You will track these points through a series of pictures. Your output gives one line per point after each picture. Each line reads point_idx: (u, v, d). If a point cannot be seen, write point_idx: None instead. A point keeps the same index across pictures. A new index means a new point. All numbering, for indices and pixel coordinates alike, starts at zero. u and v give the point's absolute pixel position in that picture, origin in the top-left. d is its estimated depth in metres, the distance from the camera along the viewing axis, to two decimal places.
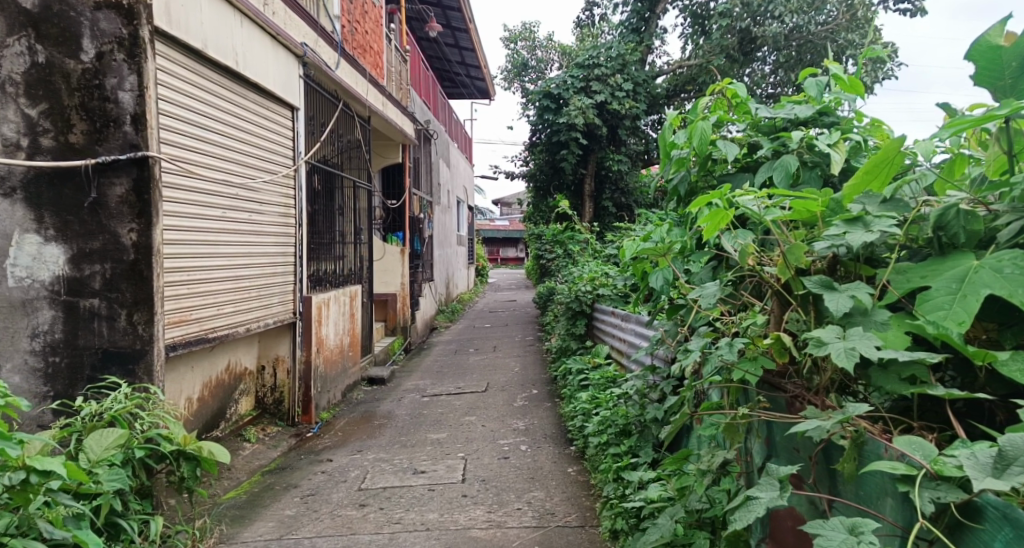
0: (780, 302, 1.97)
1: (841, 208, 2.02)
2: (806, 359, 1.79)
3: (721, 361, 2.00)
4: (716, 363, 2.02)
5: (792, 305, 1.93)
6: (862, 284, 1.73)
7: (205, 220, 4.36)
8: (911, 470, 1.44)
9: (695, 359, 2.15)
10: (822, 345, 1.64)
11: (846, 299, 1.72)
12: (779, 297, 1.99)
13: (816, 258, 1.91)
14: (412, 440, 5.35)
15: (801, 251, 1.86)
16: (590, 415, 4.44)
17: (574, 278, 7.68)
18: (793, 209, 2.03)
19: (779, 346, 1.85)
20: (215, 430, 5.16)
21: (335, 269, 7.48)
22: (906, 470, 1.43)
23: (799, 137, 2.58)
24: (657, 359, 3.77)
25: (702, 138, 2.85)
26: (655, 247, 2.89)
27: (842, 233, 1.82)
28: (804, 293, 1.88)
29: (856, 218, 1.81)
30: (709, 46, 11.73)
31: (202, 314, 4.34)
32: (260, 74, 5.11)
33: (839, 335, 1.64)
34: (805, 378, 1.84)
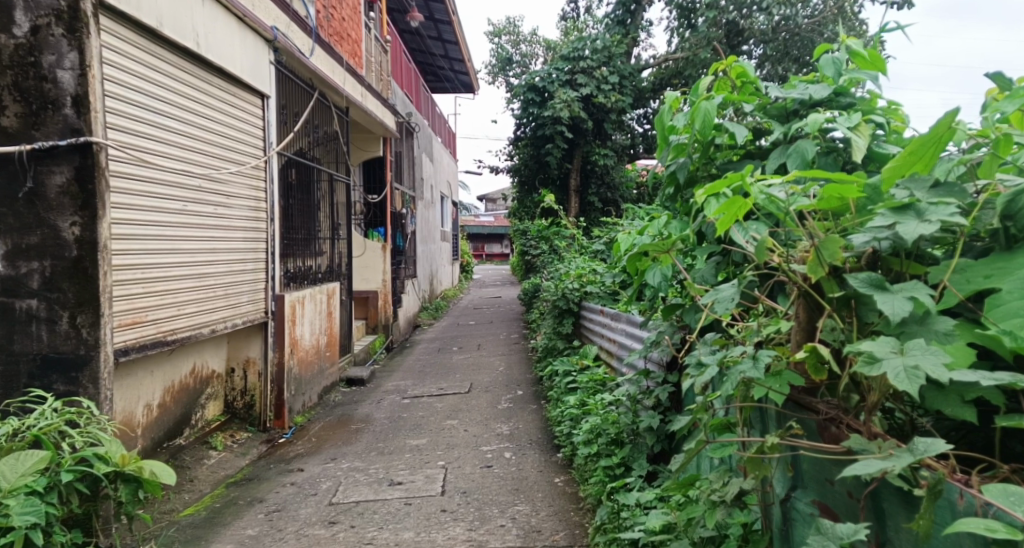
0: (809, 305, 1.71)
1: (879, 195, 1.75)
2: (845, 377, 1.54)
3: (741, 379, 1.73)
4: (734, 380, 1.75)
5: (827, 311, 1.66)
6: (921, 284, 1.48)
7: (162, 213, 4.05)
8: (1013, 531, 1.16)
9: (709, 375, 1.87)
10: (875, 363, 1.39)
11: (903, 302, 1.46)
12: (807, 300, 1.72)
13: (853, 254, 1.65)
14: (390, 447, 5.04)
15: (838, 246, 1.60)
16: (578, 422, 4.16)
17: (561, 275, 7.39)
18: (823, 196, 1.78)
19: (814, 360, 1.58)
20: (178, 437, 4.83)
21: (312, 265, 7.16)
22: (1008, 534, 1.15)
23: (817, 120, 2.40)
24: (651, 363, 3.50)
25: (706, 120, 2.61)
26: (656, 242, 2.63)
27: (889, 223, 1.56)
28: (841, 297, 1.62)
29: (906, 206, 1.55)
30: (696, 39, 11.47)
31: (158, 315, 4.02)
32: (224, 58, 4.78)
33: (895, 350, 1.39)
34: (841, 398, 1.58)
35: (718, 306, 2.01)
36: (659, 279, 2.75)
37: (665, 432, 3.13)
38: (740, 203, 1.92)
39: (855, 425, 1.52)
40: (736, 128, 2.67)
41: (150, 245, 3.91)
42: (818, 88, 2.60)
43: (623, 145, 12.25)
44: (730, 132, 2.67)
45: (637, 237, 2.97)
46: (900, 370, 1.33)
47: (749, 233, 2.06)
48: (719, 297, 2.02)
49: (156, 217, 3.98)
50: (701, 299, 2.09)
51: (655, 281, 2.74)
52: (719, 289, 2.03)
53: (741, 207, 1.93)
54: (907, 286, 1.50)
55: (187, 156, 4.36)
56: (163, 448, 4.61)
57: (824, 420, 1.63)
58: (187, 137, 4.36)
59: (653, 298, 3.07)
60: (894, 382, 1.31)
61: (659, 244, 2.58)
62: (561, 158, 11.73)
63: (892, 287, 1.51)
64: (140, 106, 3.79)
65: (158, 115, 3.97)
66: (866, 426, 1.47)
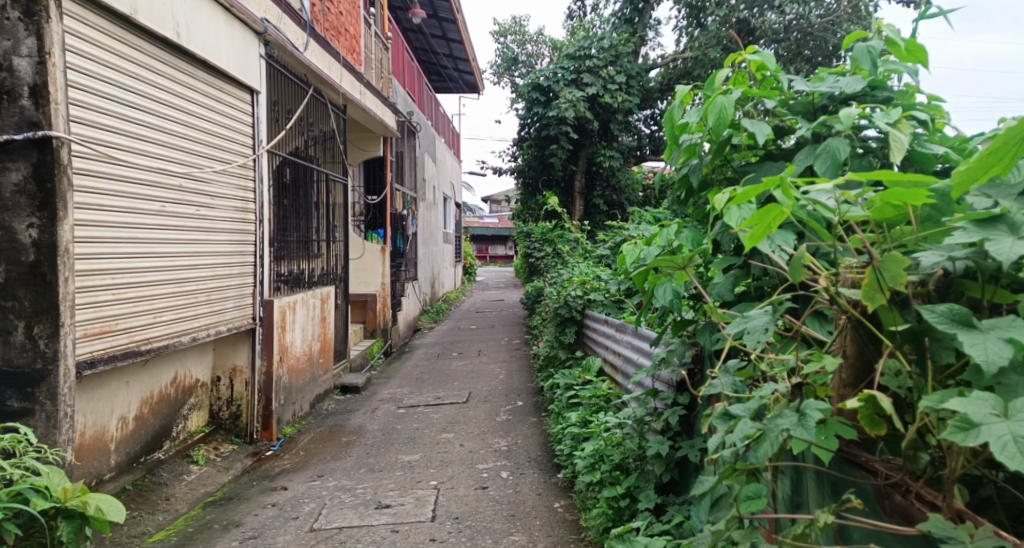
0: (864, 338, 1.57)
1: (949, 204, 1.52)
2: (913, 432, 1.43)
3: (786, 437, 1.55)
4: (777, 440, 1.56)
5: (887, 349, 1.51)
6: (1019, 322, 1.32)
7: (133, 214, 3.79)
8: None
9: (745, 430, 1.67)
10: (975, 431, 1.25)
11: (999, 344, 1.30)
12: (858, 332, 1.59)
13: (920, 276, 1.50)
14: (381, 463, 4.78)
15: (902, 268, 1.45)
16: (580, 442, 3.88)
17: (564, 280, 7.11)
18: (880, 204, 1.56)
19: (871, 410, 1.46)
20: (158, 451, 4.56)
21: (307, 269, 6.90)
22: None
23: (852, 115, 2.11)
24: (659, 382, 3.25)
25: (723, 117, 2.33)
26: (671, 257, 2.38)
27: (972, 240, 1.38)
28: (906, 330, 1.48)
29: (994, 218, 1.38)
30: (705, 38, 11.20)
31: (131, 323, 3.76)
32: (208, 50, 4.55)
33: (996, 413, 1.25)
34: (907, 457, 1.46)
35: (748, 338, 1.78)
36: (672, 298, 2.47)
37: (674, 459, 2.87)
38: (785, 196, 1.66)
39: (931, 498, 1.39)
40: (757, 124, 2.39)
41: (118, 249, 3.64)
42: (851, 79, 2.30)
43: (630, 146, 11.96)
44: (749, 131, 2.39)
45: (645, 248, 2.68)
46: (1006, 441, 1.21)
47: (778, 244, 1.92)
48: (749, 327, 1.79)
49: (128, 218, 3.73)
50: (722, 331, 1.90)
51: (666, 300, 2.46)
52: (748, 314, 1.82)
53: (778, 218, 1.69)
54: (1000, 324, 1.34)
55: (166, 153, 4.12)
56: (140, 463, 4.34)
57: (889, 484, 1.49)
58: (166, 134, 4.12)
59: (664, 313, 2.78)
60: (1002, 459, 1.21)
61: (670, 257, 2.32)
62: (566, 160, 11.46)
63: (980, 323, 1.36)
64: (106, 97, 3.55)
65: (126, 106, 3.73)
66: (948, 502, 1.35)
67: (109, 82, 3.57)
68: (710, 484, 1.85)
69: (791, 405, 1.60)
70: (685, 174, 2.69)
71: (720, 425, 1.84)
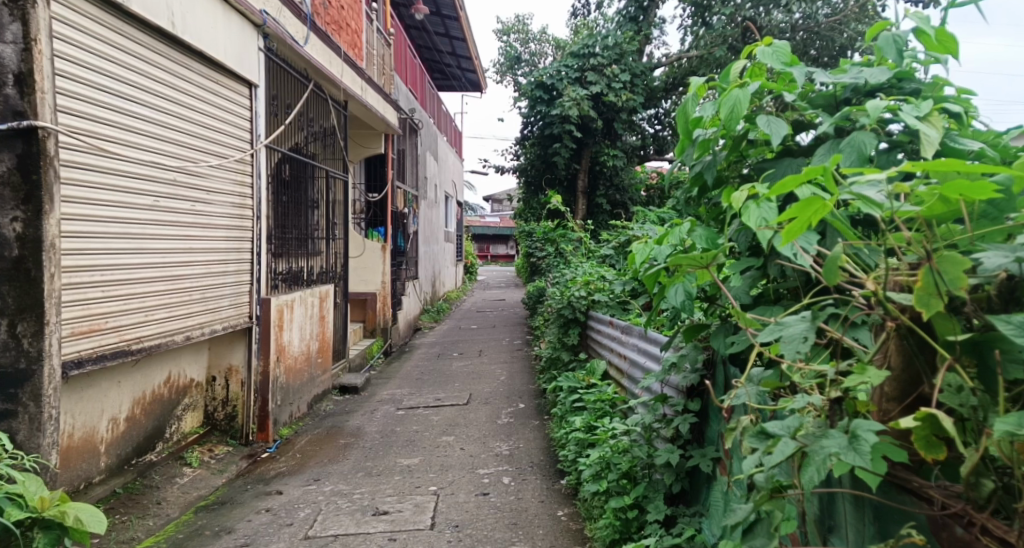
0: (915, 348, 1.50)
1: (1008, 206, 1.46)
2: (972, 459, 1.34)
3: (837, 460, 1.46)
4: (830, 463, 1.47)
5: (946, 362, 1.43)
6: None
7: (116, 206, 3.64)
8: None
9: (789, 452, 1.56)
10: None
11: None
12: (906, 342, 1.52)
13: (979, 280, 1.41)
14: (379, 467, 4.65)
15: (961, 268, 1.38)
16: (585, 449, 3.75)
17: (567, 280, 6.98)
18: (930, 199, 1.44)
19: (927, 433, 1.38)
20: (150, 453, 4.45)
21: (306, 267, 6.78)
22: None
23: (878, 109, 1.95)
24: (669, 387, 3.13)
25: (739, 114, 2.16)
26: (695, 255, 2.21)
27: None
28: (965, 340, 1.41)
29: None
30: (711, 37, 11.07)
31: (119, 321, 3.65)
32: (203, 41, 4.43)
33: None
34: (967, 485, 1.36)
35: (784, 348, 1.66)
36: (684, 299, 2.33)
37: (684, 468, 2.75)
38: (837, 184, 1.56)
39: (1001, 532, 1.31)
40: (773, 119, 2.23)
41: (98, 244, 3.49)
42: (877, 70, 2.14)
43: (634, 146, 11.83)
44: (766, 128, 2.22)
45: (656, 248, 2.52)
46: None
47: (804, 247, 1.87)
48: (785, 336, 1.67)
49: (115, 212, 3.61)
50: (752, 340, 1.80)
51: (678, 303, 2.31)
52: (783, 322, 1.71)
53: (822, 210, 1.57)
54: None
55: (157, 146, 4.01)
56: (131, 466, 4.22)
57: (948, 515, 1.40)
58: (157, 126, 4.01)
59: (675, 316, 2.64)
60: None
61: (689, 257, 2.19)
62: (569, 158, 11.33)
63: None
64: (92, 85, 3.45)
65: (113, 96, 3.62)
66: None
67: (95, 71, 3.47)
68: (746, 511, 1.74)
69: (840, 426, 1.51)
70: (698, 171, 2.54)
71: (753, 445, 1.71)
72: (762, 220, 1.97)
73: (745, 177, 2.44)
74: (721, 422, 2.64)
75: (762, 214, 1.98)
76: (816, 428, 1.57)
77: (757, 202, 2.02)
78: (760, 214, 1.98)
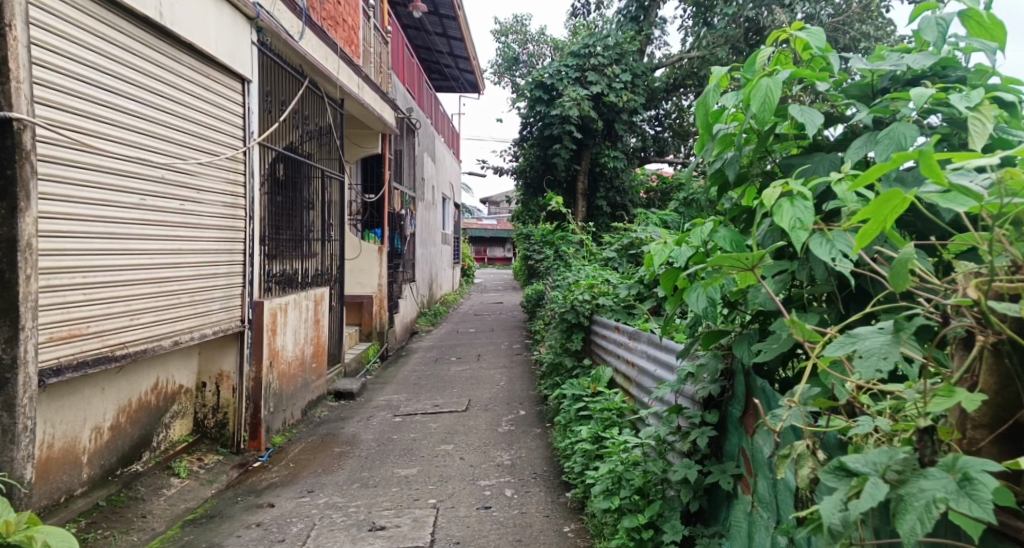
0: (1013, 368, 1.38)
1: None
2: None
3: (942, 503, 1.30)
4: (933, 506, 1.30)
5: None
6: None
7: (97, 203, 3.45)
8: None
9: (878, 491, 1.35)
10: None
11: None
12: (1003, 362, 1.39)
13: None
14: (375, 478, 4.47)
15: None
16: (593, 461, 3.58)
17: (568, 283, 6.81)
18: None
19: None
20: (136, 462, 4.26)
21: (301, 269, 6.60)
22: None
23: (925, 97, 1.76)
24: (683, 397, 2.96)
25: (769, 104, 1.96)
26: (740, 256, 1.94)
27: None
28: None
29: None
30: (713, 37, 10.92)
31: (102, 325, 3.47)
32: (193, 33, 4.26)
33: None
34: None
35: (863, 363, 1.48)
36: (707, 305, 2.17)
37: (703, 485, 2.58)
38: (938, 179, 1.40)
39: None
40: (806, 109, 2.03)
41: (77, 244, 3.30)
42: (920, 56, 1.95)
43: (635, 147, 11.67)
44: (798, 119, 2.03)
45: (676, 249, 2.36)
46: None
47: (838, 251, 1.74)
48: (862, 350, 1.50)
49: (97, 211, 3.43)
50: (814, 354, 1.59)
51: (700, 308, 2.16)
52: (856, 334, 1.54)
53: (901, 208, 1.41)
54: None
55: (144, 142, 3.83)
56: (116, 476, 4.03)
57: None
58: (143, 121, 3.83)
59: (695, 321, 2.47)
60: None
61: (733, 257, 1.93)
62: (569, 160, 11.17)
63: None
64: (73, 76, 3.28)
65: (95, 87, 3.44)
66: None
67: (76, 61, 3.29)
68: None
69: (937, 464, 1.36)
70: (718, 168, 2.35)
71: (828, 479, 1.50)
72: (796, 220, 1.80)
73: (770, 172, 2.25)
74: (743, 434, 2.48)
75: (797, 213, 1.80)
76: (904, 463, 1.40)
77: (791, 200, 1.84)
78: (795, 210, 1.81)
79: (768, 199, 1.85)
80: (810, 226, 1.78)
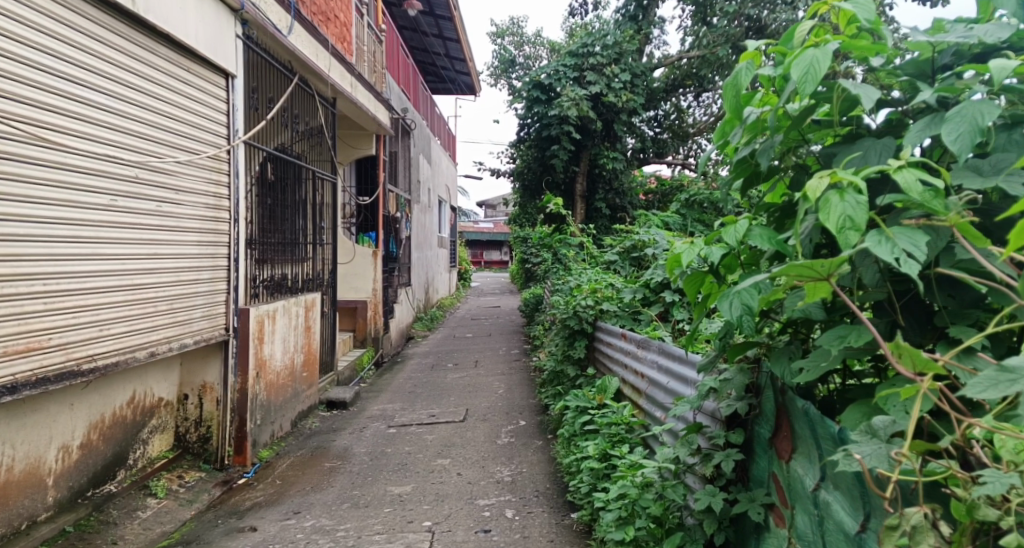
0: None
1: None
2: None
3: None
4: None
5: None
6: None
7: (55, 203, 3.18)
8: None
9: None
10: None
11: None
12: None
13: None
14: (366, 496, 4.19)
15: None
16: (601, 481, 3.30)
17: (569, 288, 6.52)
18: None
19: None
20: (108, 483, 3.98)
21: (291, 274, 6.31)
22: None
23: (1007, 70, 1.50)
24: (703, 415, 2.71)
25: (818, 75, 1.69)
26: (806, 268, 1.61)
27: None
28: None
29: None
30: (713, 36, 10.69)
31: (66, 336, 3.21)
32: (170, 22, 4.00)
33: None
34: None
35: None
36: (741, 313, 1.92)
37: (729, 515, 2.32)
38: None
39: None
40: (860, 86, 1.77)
41: (31, 249, 3.03)
42: (992, 27, 1.68)
43: (635, 148, 11.41)
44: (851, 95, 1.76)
45: (706, 248, 2.11)
46: None
47: (905, 247, 1.47)
48: None
49: (53, 215, 3.15)
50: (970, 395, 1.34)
51: (734, 317, 1.91)
52: (1014, 370, 1.33)
53: None
54: None
55: (114, 138, 3.57)
56: (86, 498, 3.77)
57: None
58: (113, 115, 3.58)
59: (725, 333, 2.19)
60: None
61: (808, 264, 1.58)
62: (567, 161, 10.91)
63: None
64: (31, 65, 3.05)
65: (55, 77, 3.19)
66: None
67: (33, 48, 3.06)
68: None
69: None
70: (745, 158, 2.08)
71: None
72: (845, 218, 1.53)
73: (804, 164, 1.98)
74: (772, 458, 2.22)
75: (847, 210, 1.53)
76: None
77: (840, 192, 1.57)
78: (850, 205, 1.54)
79: (814, 193, 1.57)
80: (863, 225, 1.52)
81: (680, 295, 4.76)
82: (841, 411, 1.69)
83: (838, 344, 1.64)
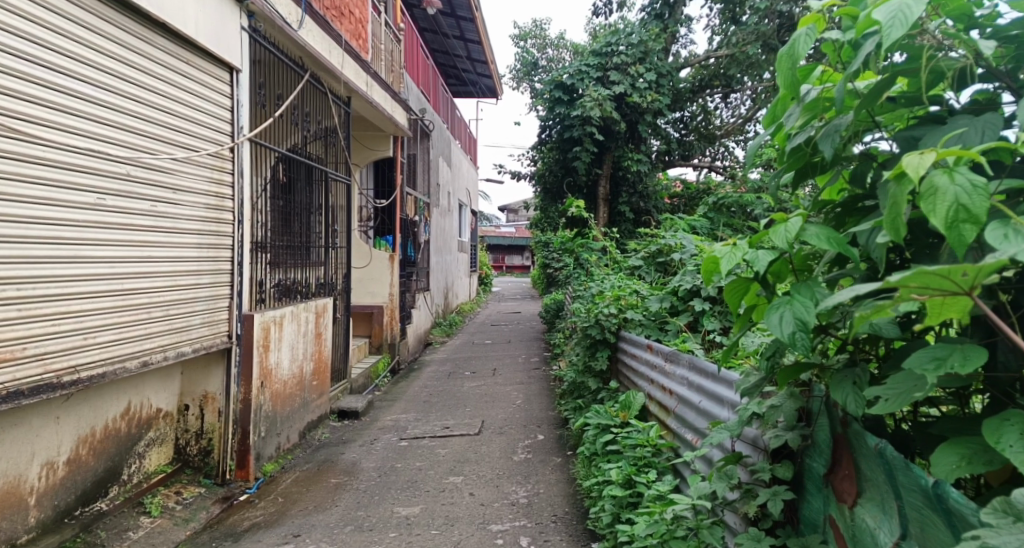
0: None
1: None
2: None
3: None
4: None
5: None
6: None
7: (31, 200, 2.95)
8: None
9: None
10: None
11: None
12: None
13: None
14: (371, 519, 3.92)
15: None
16: (625, 510, 2.99)
17: (591, 295, 6.20)
18: None
19: None
20: (99, 501, 3.73)
21: (302, 279, 6.06)
22: None
23: None
24: (742, 443, 2.40)
25: (908, 20, 1.40)
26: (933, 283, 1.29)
27: None
28: None
29: None
30: (742, 34, 10.34)
31: (45, 345, 2.99)
32: (166, 9, 3.77)
33: None
34: None
35: None
36: (795, 329, 1.59)
37: None
38: None
39: None
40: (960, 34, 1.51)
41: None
42: None
43: (659, 150, 11.05)
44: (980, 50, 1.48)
45: (751, 252, 1.75)
46: None
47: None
48: None
49: (27, 217, 2.92)
50: None
51: (787, 334, 1.58)
52: None
53: None
54: None
55: (101, 132, 3.35)
56: (73, 518, 3.53)
57: None
58: (100, 107, 3.35)
59: (773, 351, 1.86)
60: None
61: (948, 271, 1.24)
62: (590, 164, 10.59)
63: None
64: (4, 51, 2.82)
65: (34, 65, 2.97)
66: None
67: (7, 33, 2.83)
68: None
69: None
70: (799, 146, 1.82)
71: None
72: (957, 207, 1.31)
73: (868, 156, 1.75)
74: (828, 498, 1.93)
75: (961, 195, 1.31)
76: None
77: (948, 172, 1.34)
78: (971, 187, 1.31)
79: (916, 170, 1.32)
80: (981, 216, 1.29)
81: (711, 303, 4.43)
82: (936, 457, 1.40)
83: (935, 372, 1.35)
